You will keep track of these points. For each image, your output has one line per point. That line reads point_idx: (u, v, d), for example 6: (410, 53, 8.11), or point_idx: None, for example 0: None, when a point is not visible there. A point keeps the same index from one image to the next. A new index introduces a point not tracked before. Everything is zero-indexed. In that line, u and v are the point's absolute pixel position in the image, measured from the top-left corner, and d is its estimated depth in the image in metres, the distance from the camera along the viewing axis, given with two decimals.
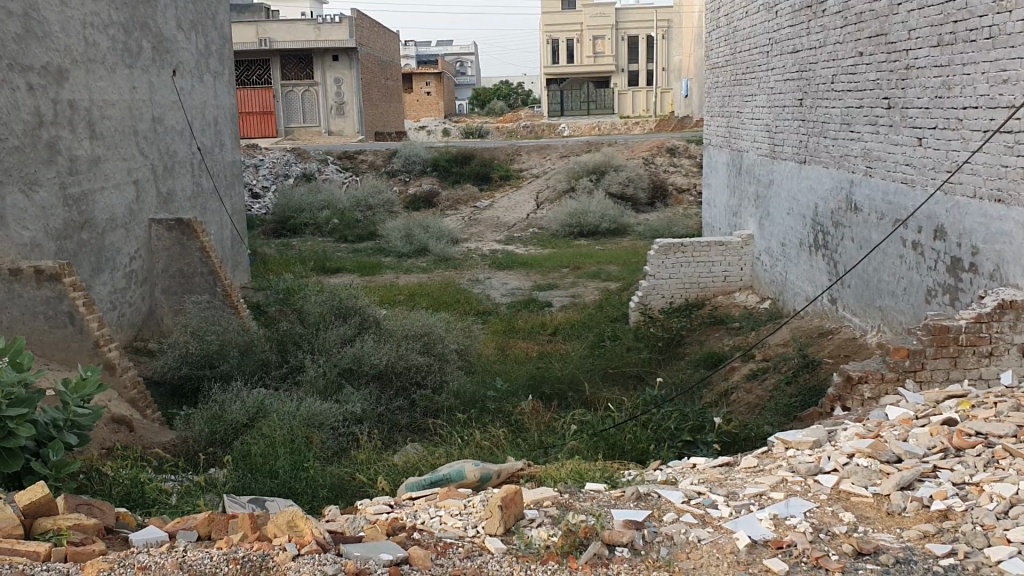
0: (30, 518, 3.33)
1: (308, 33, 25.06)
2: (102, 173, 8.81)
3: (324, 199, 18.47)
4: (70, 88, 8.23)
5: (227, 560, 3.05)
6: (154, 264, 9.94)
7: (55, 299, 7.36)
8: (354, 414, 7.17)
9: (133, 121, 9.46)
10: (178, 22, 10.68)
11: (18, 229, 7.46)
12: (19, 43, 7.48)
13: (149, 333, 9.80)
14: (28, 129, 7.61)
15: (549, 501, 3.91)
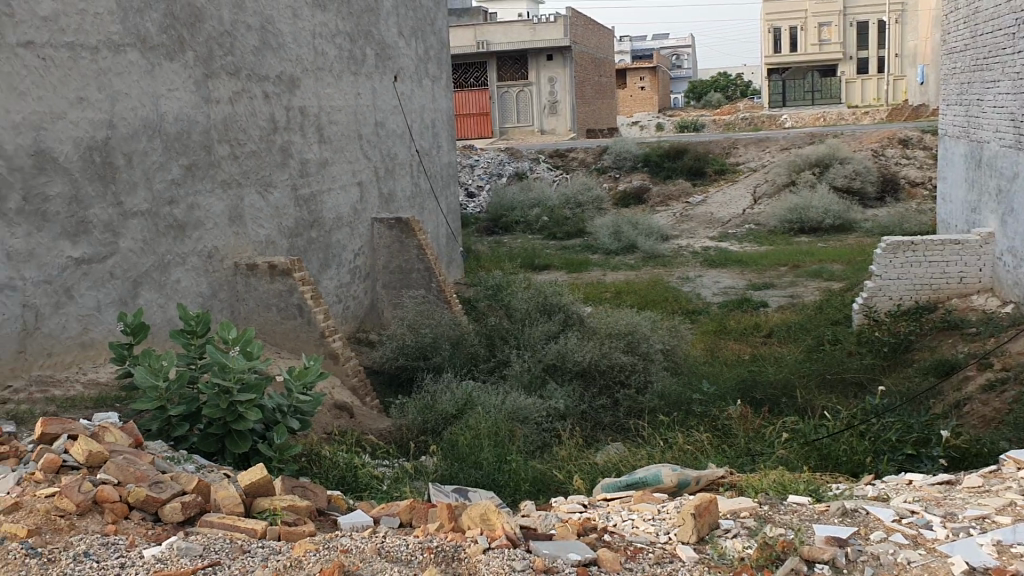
0: (250, 497, 3.60)
1: (524, 34, 25.67)
2: (330, 175, 9.41)
3: (536, 197, 18.79)
4: (301, 95, 8.85)
5: (422, 548, 3.13)
6: (375, 260, 10.51)
7: (287, 293, 7.96)
8: (558, 410, 7.29)
9: (357, 125, 10.02)
10: (400, 29, 11.20)
11: (255, 228, 8.14)
12: (256, 55, 8.15)
13: (371, 325, 10.40)
14: (265, 135, 8.26)
15: (747, 512, 3.78)
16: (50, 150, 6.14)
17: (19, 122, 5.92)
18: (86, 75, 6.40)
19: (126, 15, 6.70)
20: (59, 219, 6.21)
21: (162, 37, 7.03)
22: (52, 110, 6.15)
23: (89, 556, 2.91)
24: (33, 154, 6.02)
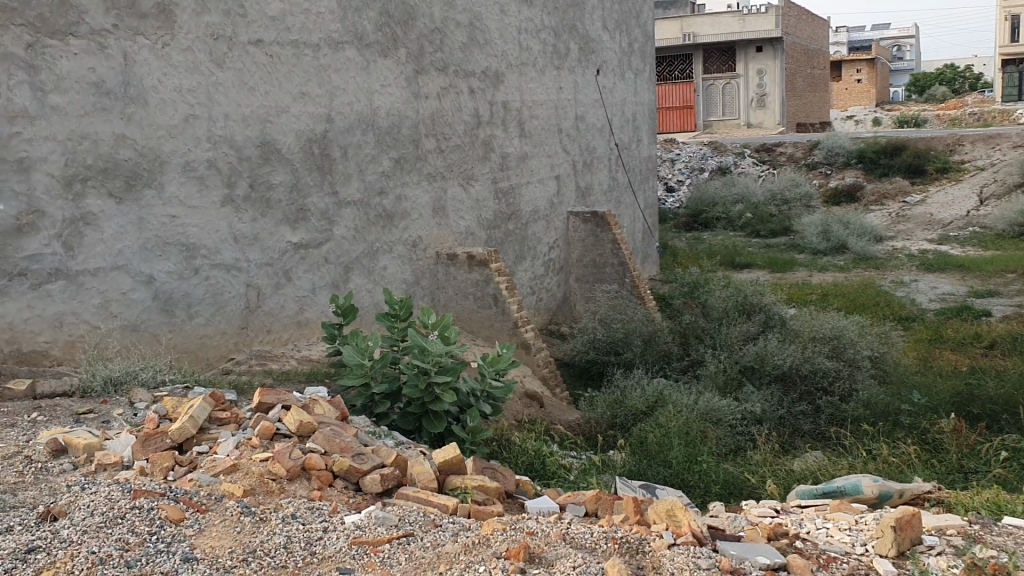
0: (444, 474, 3.74)
1: (733, 24, 25.10)
2: (529, 168, 9.57)
3: (739, 192, 18.30)
4: (505, 90, 9.05)
5: (607, 538, 3.14)
6: (570, 254, 10.60)
7: (483, 282, 8.16)
8: (753, 414, 7.10)
9: (558, 119, 10.13)
10: (605, 22, 11.21)
11: (456, 219, 8.41)
12: (464, 51, 8.42)
13: (562, 317, 10.53)
14: (469, 129, 8.52)
15: (954, 530, 3.53)
16: (274, 142, 6.63)
17: (248, 115, 6.44)
18: (308, 71, 6.84)
19: (346, 14, 7.10)
20: (280, 207, 6.69)
21: (377, 34, 7.40)
22: (277, 105, 6.63)
23: (296, 518, 3.13)
24: (259, 145, 6.52)
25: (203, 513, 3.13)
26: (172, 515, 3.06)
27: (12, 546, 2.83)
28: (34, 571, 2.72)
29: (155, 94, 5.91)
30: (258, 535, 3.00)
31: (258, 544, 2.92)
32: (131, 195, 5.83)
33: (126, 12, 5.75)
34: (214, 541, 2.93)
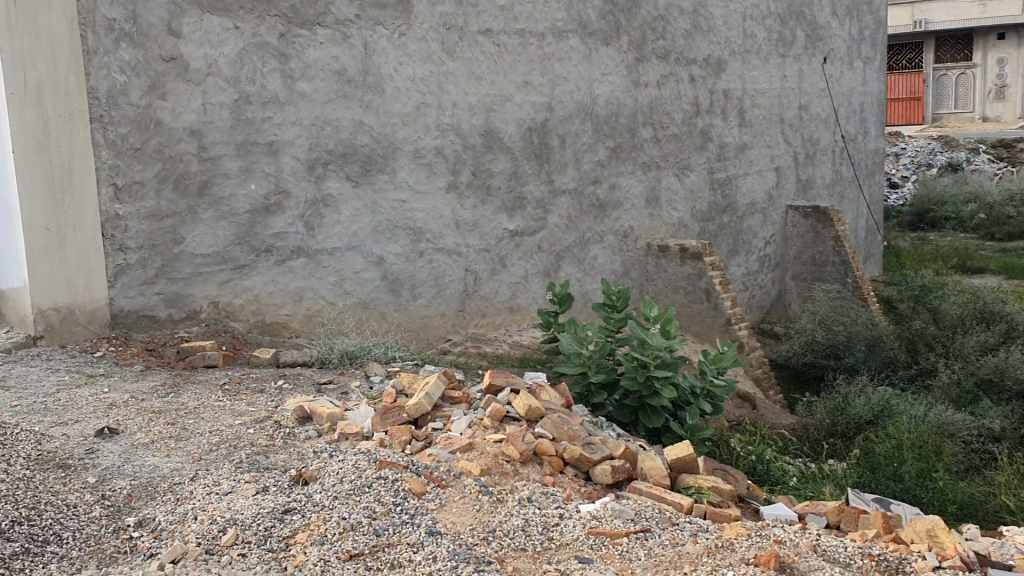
0: (675, 472, 3.65)
1: (972, 10, 23.10)
2: (748, 159, 9.25)
3: (972, 190, 16.95)
4: (726, 79, 8.78)
5: (863, 554, 2.92)
6: (787, 250, 10.17)
7: (696, 276, 7.94)
8: (993, 431, 6.52)
9: (781, 109, 9.73)
10: (834, 8, 10.65)
11: (670, 210, 8.25)
12: (687, 38, 8.23)
13: (776, 315, 10.13)
14: (688, 118, 8.33)
15: None
16: (497, 131, 6.73)
17: (474, 104, 6.57)
18: (533, 60, 6.89)
19: (571, 2, 7.09)
20: (500, 194, 6.78)
21: (601, 22, 7.35)
22: (502, 94, 6.72)
23: (532, 502, 3.14)
24: (483, 133, 6.64)
25: (443, 488, 3.21)
26: (414, 488, 3.15)
27: (271, 505, 3.07)
28: (290, 532, 2.91)
29: (391, 82, 6.14)
30: (497, 516, 3.03)
31: (497, 525, 2.95)
32: (366, 180, 6.09)
33: (368, 3, 5.98)
34: (454, 517, 3.00)
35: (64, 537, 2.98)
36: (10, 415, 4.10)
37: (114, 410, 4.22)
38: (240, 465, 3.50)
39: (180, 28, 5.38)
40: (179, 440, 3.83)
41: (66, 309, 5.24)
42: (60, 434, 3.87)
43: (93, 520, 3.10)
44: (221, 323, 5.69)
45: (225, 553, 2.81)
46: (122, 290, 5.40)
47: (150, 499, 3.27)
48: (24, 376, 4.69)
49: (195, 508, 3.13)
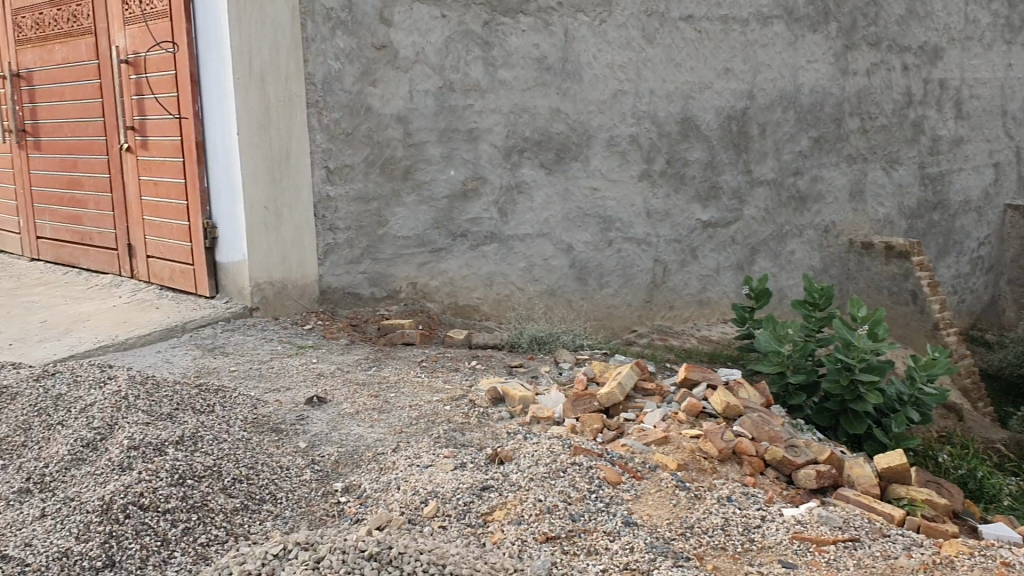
0: (885, 481, 3.48)
1: None
2: (964, 154, 8.62)
3: None
4: (942, 67, 8.21)
5: None
6: (1004, 253, 9.42)
7: (902, 277, 7.53)
8: None
9: (1003, 101, 8.98)
10: None
11: (875, 205, 7.81)
12: (901, 24, 7.74)
13: (987, 323, 9.44)
14: (897, 109, 7.86)
15: None
16: (695, 118, 6.59)
17: (672, 92, 6.46)
18: (735, 47, 6.69)
19: None
20: (694, 182, 6.64)
21: (808, 8, 7.03)
22: (701, 81, 6.57)
23: (731, 501, 3.06)
24: (680, 121, 6.52)
25: (639, 480, 3.18)
26: (610, 477, 3.14)
27: (470, 481, 3.14)
28: (488, 509, 2.98)
29: (589, 69, 6.13)
30: (695, 512, 2.97)
31: (694, 521, 2.90)
32: (560, 167, 6.12)
33: None
34: (650, 510, 2.97)
35: (280, 497, 3.16)
36: (230, 379, 4.41)
37: (321, 380, 4.45)
38: (439, 440, 3.61)
39: (392, 16, 5.57)
40: (381, 412, 3.99)
41: (281, 283, 5.53)
42: (273, 400, 4.10)
43: (305, 483, 3.27)
44: (418, 303, 5.87)
45: (426, 524, 2.90)
46: (329, 269, 5.66)
47: (354, 467, 3.42)
48: (241, 344, 5.01)
49: (398, 478, 3.25)
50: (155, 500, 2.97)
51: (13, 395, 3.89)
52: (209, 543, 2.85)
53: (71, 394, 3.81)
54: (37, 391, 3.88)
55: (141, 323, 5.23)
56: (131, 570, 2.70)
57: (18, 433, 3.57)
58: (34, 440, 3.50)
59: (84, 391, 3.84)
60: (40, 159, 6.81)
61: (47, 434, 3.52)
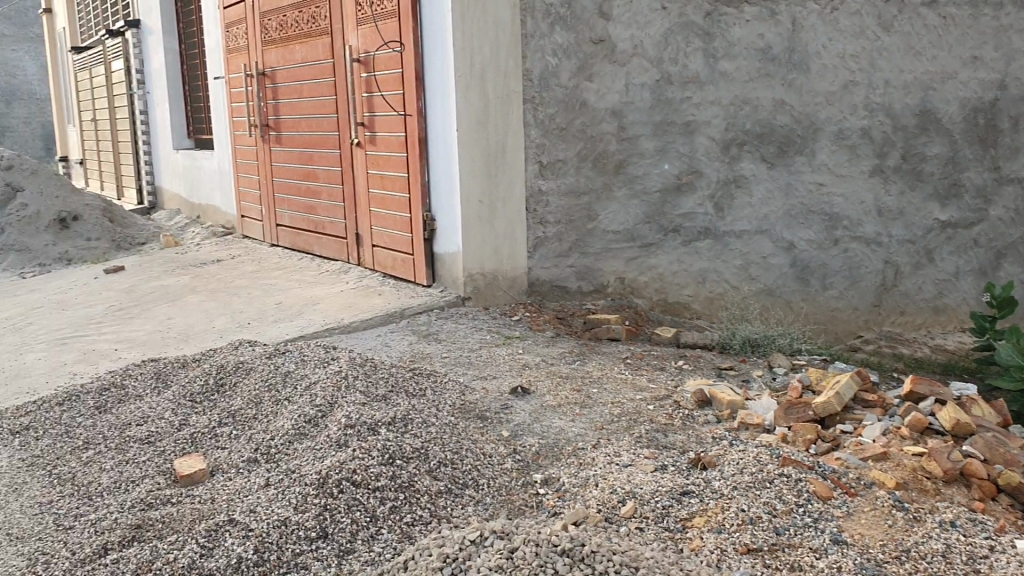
0: None
1: None
2: None
3: None
4: None
5: None
6: None
7: None
8: None
9: None
10: None
11: None
12: None
13: None
14: None
15: None
16: (935, 110, 5.96)
17: (911, 82, 5.88)
18: (987, 32, 5.95)
19: None
20: (933, 180, 6.01)
21: None
22: (944, 70, 5.93)
23: (955, 527, 2.81)
24: (919, 113, 5.93)
25: (852, 496, 2.98)
26: (820, 491, 2.96)
27: (670, 485, 3.08)
28: (687, 514, 2.90)
29: (818, 60, 5.75)
30: (912, 536, 2.76)
31: (910, 546, 2.68)
32: (783, 160, 5.82)
33: None
34: (863, 529, 2.78)
35: (481, 483, 3.22)
36: (441, 364, 4.57)
37: (526, 371, 4.51)
38: (640, 440, 3.56)
39: (611, 10, 5.55)
40: (583, 407, 3.99)
41: (492, 274, 5.67)
42: (481, 388, 4.21)
43: (505, 471, 3.33)
44: (625, 299, 5.84)
45: (623, 524, 2.87)
46: (538, 262, 5.75)
47: (554, 459, 3.44)
48: (453, 332, 5.18)
49: (597, 475, 3.23)
50: (366, 477, 3.11)
51: (249, 370, 4.22)
52: (413, 523, 2.97)
53: (297, 372, 4.06)
54: (269, 367, 4.18)
55: (364, 308, 5.52)
56: (342, 543, 2.86)
57: (251, 407, 3.86)
58: (264, 414, 3.77)
59: (308, 369, 4.08)
60: (281, 151, 7.34)
61: (275, 409, 3.78)
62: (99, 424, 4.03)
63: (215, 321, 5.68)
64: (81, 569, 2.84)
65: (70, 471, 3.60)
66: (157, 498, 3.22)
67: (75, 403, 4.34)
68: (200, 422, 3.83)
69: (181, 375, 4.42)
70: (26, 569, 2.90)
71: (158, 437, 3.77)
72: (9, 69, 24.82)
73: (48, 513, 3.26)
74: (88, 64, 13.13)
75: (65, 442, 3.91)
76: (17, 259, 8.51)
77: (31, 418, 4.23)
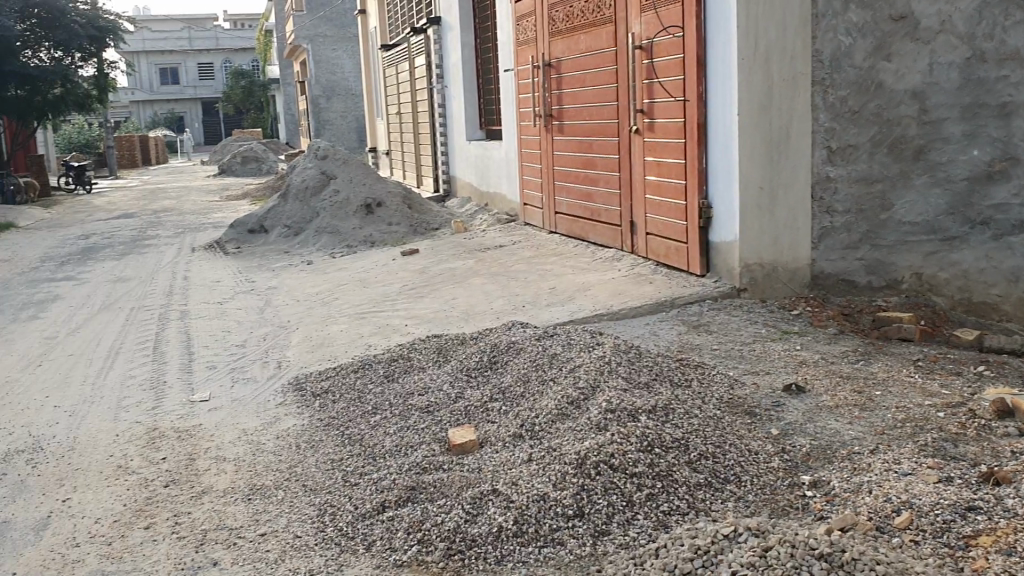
0: None
1: None
2: None
3: None
4: None
5: None
6: None
7: None
8: None
9: None
10: None
11: None
12: None
13: None
14: None
15: None
16: None
17: None
18: None
19: None
20: None
21: None
22: None
23: None
24: None
25: None
26: None
27: (954, 498, 2.81)
28: (972, 532, 2.64)
29: None
30: None
31: None
32: None
33: None
34: None
35: (744, 480, 3.13)
36: (711, 357, 4.47)
37: (803, 368, 4.31)
38: (925, 449, 3.27)
39: None
40: (863, 410, 3.74)
41: (770, 266, 5.44)
42: (751, 383, 4.08)
43: (771, 470, 3.20)
44: (922, 297, 5.40)
45: (897, 535, 2.67)
46: (824, 253, 5.43)
47: (826, 462, 3.26)
48: (726, 324, 5.04)
49: (871, 481, 3.02)
50: (625, 462, 3.12)
51: (519, 349, 4.36)
52: (670, 513, 2.94)
53: (564, 354, 4.13)
54: (539, 348, 4.29)
55: (636, 295, 5.53)
56: (597, 524, 2.90)
57: (520, 384, 3.99)
58: (531, 392, 3.88)
59: (576, 351, 4.14)
60: (563, 140, 7.52)
61: (541, 387, 3.88)
62: (385, 392, 4.37)
63: (494, 302, 5.95)
64: (362, 523, 3.11)
65: (359, 432, 3.94)
66: (431, 463, 3.43)
67: (367, 371, 4.73)
68: (473, 397, 4.03)
69: (459, 351, 4.67)
70: (316, 517, 3.22)
71: (437, 407, 4.02)
72: (330, 66, 27.40)
73: (338, 470, 3.60)
74: (395, 61, 14.19)
75: (356, 406, 4.27)
76: (330, 240, 9.42)
77: (331, 382, 4.68)
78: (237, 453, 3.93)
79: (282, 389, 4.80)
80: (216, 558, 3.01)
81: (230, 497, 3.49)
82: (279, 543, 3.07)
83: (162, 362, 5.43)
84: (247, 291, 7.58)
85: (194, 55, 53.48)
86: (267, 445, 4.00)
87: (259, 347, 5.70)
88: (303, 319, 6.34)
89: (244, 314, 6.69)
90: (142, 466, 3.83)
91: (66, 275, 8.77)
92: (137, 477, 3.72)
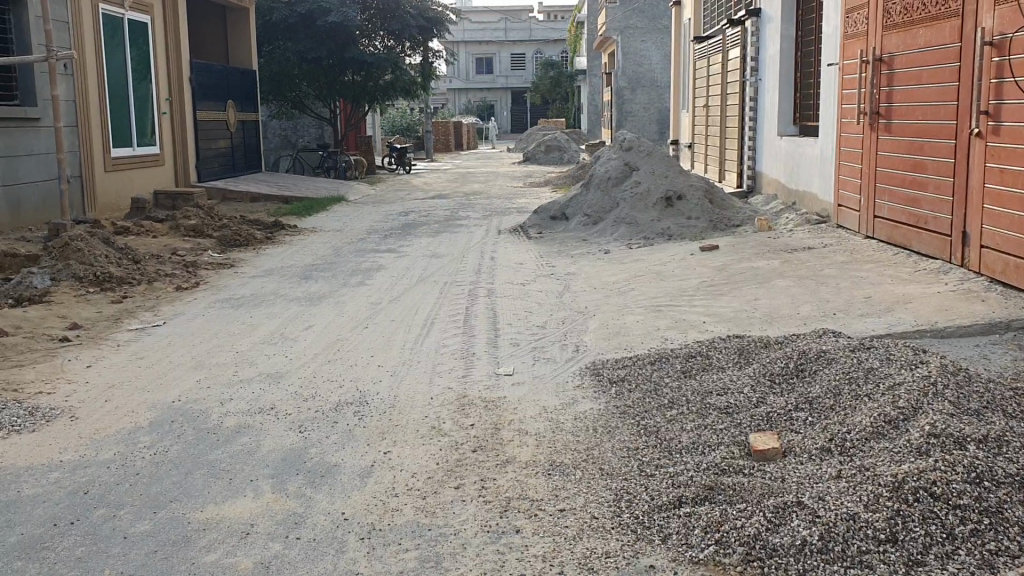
0: None
1: None
2: None
3: None
4: None
5: None
6: None
7: None
8: None
9: None
10: None
11: None
12: None
13: None
14: None
15: None
16: None
17: None
18: None
19: None
20: None
21: None
22: None
23: None
24: None
25: None
26: None
27: None
28: None
29: None
30: None
31: None
32: None
33: None
34: None
35: None
36: None
37: None
38: None
39: None
40: None
41: None
42: None
43: None
44: None
45: None
46: None
47: None
48: None
49: None
50: (947, 491, 2.89)
51: (830, 359, 4.16)
52: (997, 553, 2.68)
53: (880, 369, 3.89)
54: (852, 360, 4.06)
55: (964, 313, 5.08)
56: (913, 553, 2.71)
57: (830, 397, 3.82)
58: (842, 406, 3.70)
59: (895, 368, 3.87)
60: (889, 141, 7.07)
61: (854, 402, 3.68)
62: (683, 387, 4.35)
63: (800, 307, 5.73)
64: (659, 514, 3.13)
65: (655, 424, 3.96)
66: (733, 465, 3.38)
67: (666, 363, 4.74)
68: (777, 403, 3.91)
69: (763, 355, 4.55)
70: (614, 502, 3.29)
71: (736, 409, 3.95)
72: (638, 58, 27.63)
73: (635, 458, 3.64)
74: (707, 53, 14.04)
75: (653, 397, 4.30)
76: (628, 231, 9.53)
77: (628, 371, 4.74)
78: (539, 428, 4.10)
79: (581, 372, 4.94)
80: (519, 526, 3.16)
81: (533, 469, 3.64)
82: (579, 521, 3.16)
83: (470, 334, 5.78)
84: (549, 275, 7.85)
85: (507, 45, 55.96)
86: (565, 424, 4.13)
87: (558, 330, 5.88)
88: (602, 306, 6.46)
89: (545, 296, 6.94)
90: (453, 429, 4.11)
91: (388, 247, 9.57)
92: (449, 439, 3.99)
